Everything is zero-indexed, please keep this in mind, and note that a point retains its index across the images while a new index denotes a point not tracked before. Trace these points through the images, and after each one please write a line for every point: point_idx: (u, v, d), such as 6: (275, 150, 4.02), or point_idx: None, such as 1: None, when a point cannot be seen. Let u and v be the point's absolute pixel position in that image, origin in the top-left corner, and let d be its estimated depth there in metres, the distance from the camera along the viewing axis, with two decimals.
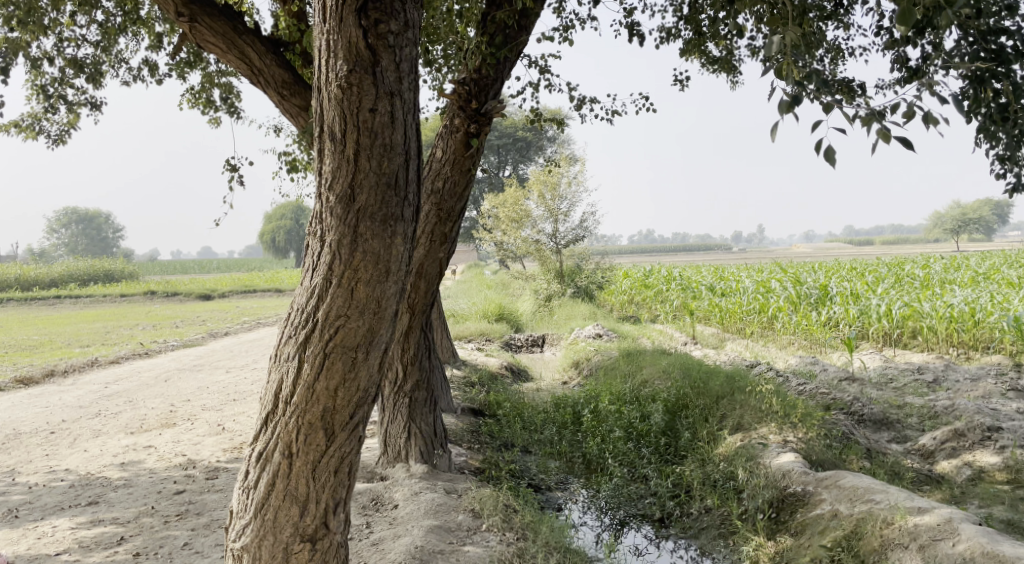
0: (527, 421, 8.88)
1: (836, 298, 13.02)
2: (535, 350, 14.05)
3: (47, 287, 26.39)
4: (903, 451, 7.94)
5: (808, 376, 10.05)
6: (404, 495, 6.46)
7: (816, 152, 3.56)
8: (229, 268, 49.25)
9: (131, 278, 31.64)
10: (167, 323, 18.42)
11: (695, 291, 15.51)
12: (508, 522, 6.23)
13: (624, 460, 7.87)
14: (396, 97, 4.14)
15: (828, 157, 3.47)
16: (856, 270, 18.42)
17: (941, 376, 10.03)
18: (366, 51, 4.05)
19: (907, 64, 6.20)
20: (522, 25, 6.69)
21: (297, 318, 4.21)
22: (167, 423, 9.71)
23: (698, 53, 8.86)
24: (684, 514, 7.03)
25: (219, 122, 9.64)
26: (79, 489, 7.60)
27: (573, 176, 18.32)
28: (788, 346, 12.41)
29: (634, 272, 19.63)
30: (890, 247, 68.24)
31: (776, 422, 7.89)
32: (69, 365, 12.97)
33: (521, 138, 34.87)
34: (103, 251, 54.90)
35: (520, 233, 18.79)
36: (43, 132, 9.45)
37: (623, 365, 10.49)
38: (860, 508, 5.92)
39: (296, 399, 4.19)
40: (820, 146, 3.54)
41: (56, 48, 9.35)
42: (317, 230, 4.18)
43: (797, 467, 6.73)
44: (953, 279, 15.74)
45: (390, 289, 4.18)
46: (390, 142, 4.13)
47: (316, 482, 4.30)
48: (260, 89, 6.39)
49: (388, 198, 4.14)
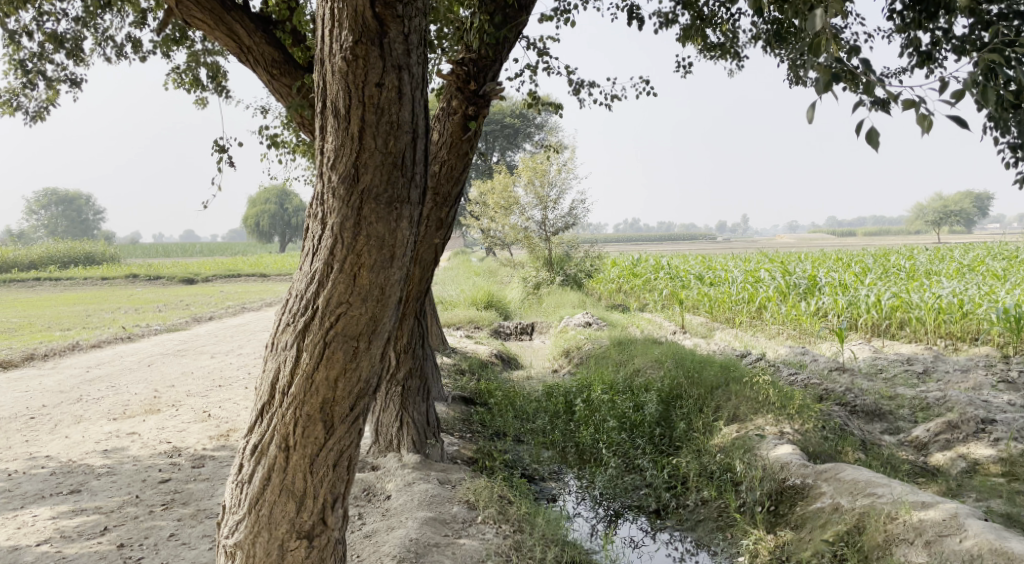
0: (519, 410, 8.77)
1: (825, 288, 12.96)
2: (525, 338, 13.90)
3: (25, 269, 25.97)
4: (897, 442, 7.86)
5: (800, 366, 9.98)
6: (396, 486, 6.31)
7: (856, 133, 3.53)
8: (213, 252, 48.77)
9: (112, 262, 31.18)
10: (150, 307, 18.13)
11: (684, 280, 15.41)
12: (504, 514, 6.11)
13: (618, 450, 7.75)
14: (404, 72, 3.97)
15: (872, 141, 3.45)
16: (843, 260, 18.36)
17: (930, 367, 9.99)
18: (373, 21, 3.87)
19: (918, 49, 6.09)
20: (522, 4, 6.52)
21: (296, 305, 4.06)
22: (152, 410, 9.52)
23: (697, 39, 8.72)
24: (680, 506, 6.94)
25: (206, 101, 9.43)
26: (60, 476, 7.41)
27: (563, 163, 18.16)
28: (777, 336, 12.31)
29: (622, 260, 19.53)
30: (873, 238, 68.66)
31: (772, 413, 7.79)
32: (50, 349, 12.72)
33: (509, 124, 34.63)
34: (83, 233, 54.16)
35: (509, 220, 18.63)
36: (21, 108, 9.19)
37: (615, 354, 10.38)
38: (862, 502, 5.86)
39: (294, 389, 4.04)
40: (861, 128, 3.51)
41: (36, 23, 9.10)
42: (318, 212, 4.03)
43: (795, 460, 6.65)
44: (939, 270, 15.71)
45: (394, 276, 4.03)
46: (396, 120, 3.97)
47: (314, 476, 4.15)
48: (249, 68, 6.22)
49: (394, 178, 3.98)
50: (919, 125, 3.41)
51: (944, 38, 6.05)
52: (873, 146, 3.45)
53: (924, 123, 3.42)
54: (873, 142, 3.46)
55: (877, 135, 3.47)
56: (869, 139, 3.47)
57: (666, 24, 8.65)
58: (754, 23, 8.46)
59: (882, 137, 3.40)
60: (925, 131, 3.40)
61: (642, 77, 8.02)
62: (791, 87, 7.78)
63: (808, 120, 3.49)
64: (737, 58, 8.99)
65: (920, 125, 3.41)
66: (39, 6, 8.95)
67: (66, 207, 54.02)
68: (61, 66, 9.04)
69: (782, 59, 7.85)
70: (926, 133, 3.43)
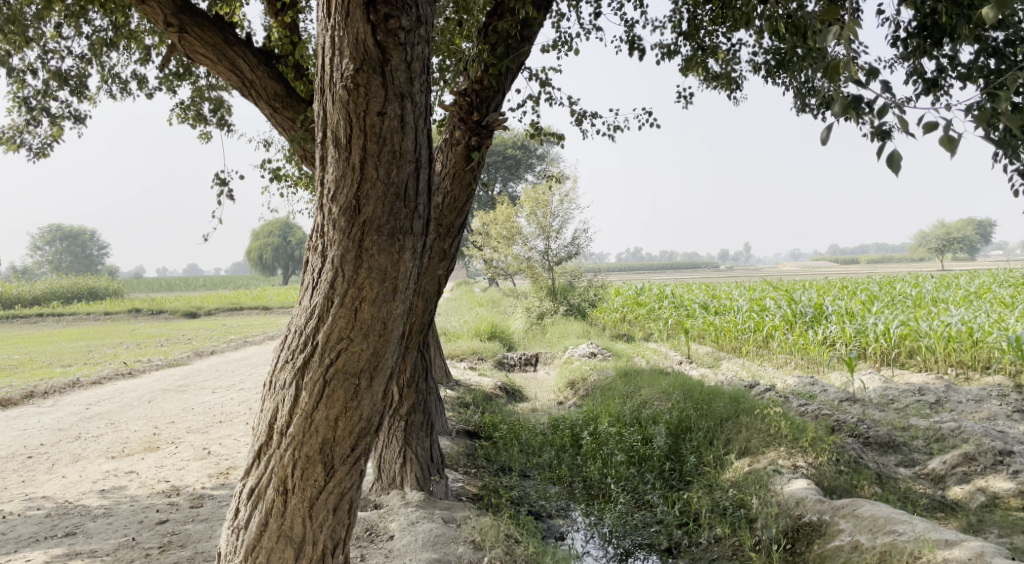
0: (525, 443, 8.55)
1: (832, 317, 12.77)
2: (529, 369, 13.68)
3: (29, 305, 25.93)
4: (913, 475, 7.65)
5: (810, 397, 9.76)
6: (400, 525, 6.10)
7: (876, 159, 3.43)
8: (215, 285, 48.72)
9: (116, 296, 31.09)
10: (151, 341, 17.98)
11: (689, 310, 15.26)
12: (511, 554, 5.90)
13: (626, 486, 7.55)
14: (407, 100, 3.86)
15: (891, 165, 3.37)
16: (848, 288, 18.18)
17: (943, 398, 9.75)
18: (375, 48, 3.77)
19: (925, 76, 5.95)
20: (524, 35, 6.43)
21: (294, 341, 3.92)
22: (151, 447, 9.35)
23: (698, 70, 8.63)
24: (692, 544, 6.71)
25: (210, 136, 9.40)
26: (56, 519, 7.22)
27: (565, 193, 18.04)
28: (785, 366, 12.11)
29: (626, 289, 19.37)
30: (875, 266, 68.58)
31: (785, 445, 7.55)
32: (50, 386, 12.55)
33: (511, 155, 34.76)
34: (87, 268, 54.28)
35: (512, 250, 18.47)
36: (25, 146, 9.18)
37: (621, 386, 10.15)
38: (883, 539, 5.66)
39: (293, 430, 3.88)
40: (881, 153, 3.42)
41: (41, 60, 9.11)
42: (318, 244, 3.90)
43: (811, 495, 6.48)
44: (945, 298, 15.52)
45: (397, 309, 3.88)
46: (399, 149, 3.85)
47: (314, 521, 3.97)
48: (251, 101, 6.11)
49: (396, 209, 3.85)
50: (944, 147, 3.33)
51: (950, 65, 5.92)
52: (896, 168, 3.36)
53: (947, 147, 3.34)
54: (897, 164, 3.37)
55: (899, 157, 3.38)
56: (889, 163, 3.38)
57: (668, 55, 8.58)
58: (754, 53, 8.36)
59: (904, 159, 3.30)
60: (952, 153, 3.33)
61: (645, 107, 7.85)
62: (797, 114, 7.61)
63: (825, 141, 3.41)
64: (738, 87, 8.91)
65: (945, 149, 3.33)
66: (44, 44, 8.97)
67: (71, 243, 54.24)
68: (66, 104, 9.03)
69: (784, 87, 7.78)
70: (950, 157, 3.35)
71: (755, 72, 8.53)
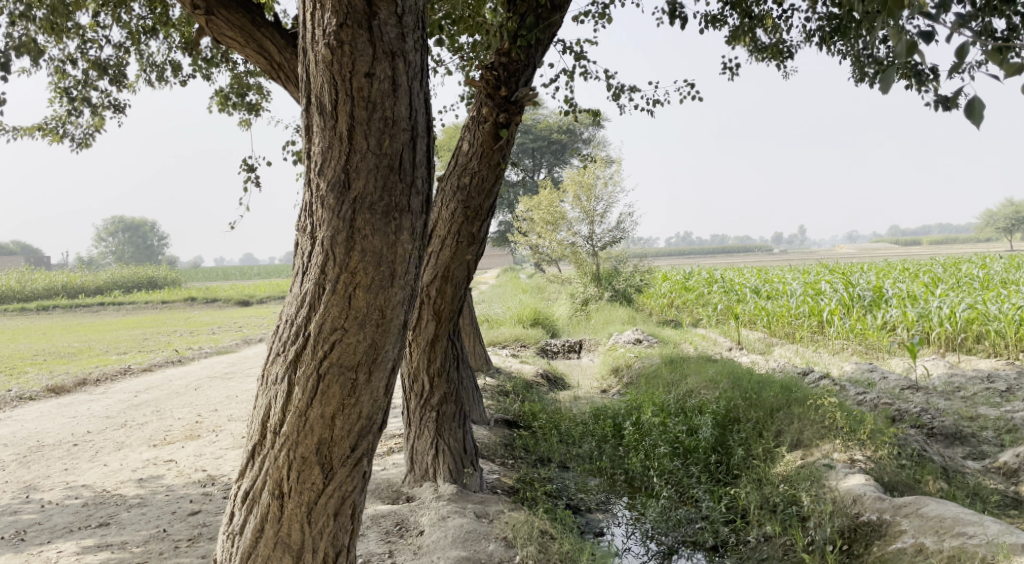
0: (564, 433, 8.16)
1: (892, 300, 12.08)
2: (572, 356, 13.30)
3: (92, 295, 26.33)
4: (982, 469, 7.10)
5: (868, 385, 9.21)
6: (430, 520, 5.76)
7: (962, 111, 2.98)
8: (269, 274, 49.35)
9: (175, 284, 31.52)
10: (204, 329, 18.04)
11: (740, 294, 14.69)
12: (544, 553, 5.48)
13: (670, 479, 7.11)
14: (399, 59, 3.52)
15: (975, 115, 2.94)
16: (910, 270, 17.38)
17: (1015, 386, 9.09)
18: (360, 1, 3.43)
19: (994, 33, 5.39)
20: (556, 3, 6.02)
21: (286, 331, 3.62)
22: (192, 435, 9.23)
23: (746, 40, 8.10)
24: (740, 542, 6.23)
25: (249, 123, 9.23)
26: (91, 508, 7.10)
27: (609, 176, 17.48)
28: (842, 352, 11.49)
29: (675, 274, 18.79)
30: (936, 247, 66.47)
31: (841, 437, 7.02)
32: (103, 373, 12.57)
33: (556, 140, 34.21)
34: (148, 259, 55.31)
35: (556, 236, 18.07)
36: (67, 136, 9.09)
37: (666, 373, 9.70)
38: (950, 543, 5.18)
39: (286, 429, 3.60)
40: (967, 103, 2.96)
41: (80, 50, 9.00)
42: (307, 225, 3.59)
43: (869, 492, 6.01)
44: (1016, 280, 14.64)
45: (396, 296, 3.57)
46: (392, 115, 3.51)
47: (312, 527, 3.72)
48: (281, 86, 5.51)
49: (390, 184, 3.52)
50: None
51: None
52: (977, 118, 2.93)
53: None
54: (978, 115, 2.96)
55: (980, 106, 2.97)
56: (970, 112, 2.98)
57: (712, 24, 8.07)
58: (809, 20, 7.81)
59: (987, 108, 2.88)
60: None
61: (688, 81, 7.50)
62: (854, 86, 7.16)
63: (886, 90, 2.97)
64: (787, 58, 8.38)
65: None
66: (83, 34, 8.85)
67: (134, 235, 55.53)
68: (105, 93, 8.89)
69: (840, 56, 7.27)
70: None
71: (808, 41, 7.99)
